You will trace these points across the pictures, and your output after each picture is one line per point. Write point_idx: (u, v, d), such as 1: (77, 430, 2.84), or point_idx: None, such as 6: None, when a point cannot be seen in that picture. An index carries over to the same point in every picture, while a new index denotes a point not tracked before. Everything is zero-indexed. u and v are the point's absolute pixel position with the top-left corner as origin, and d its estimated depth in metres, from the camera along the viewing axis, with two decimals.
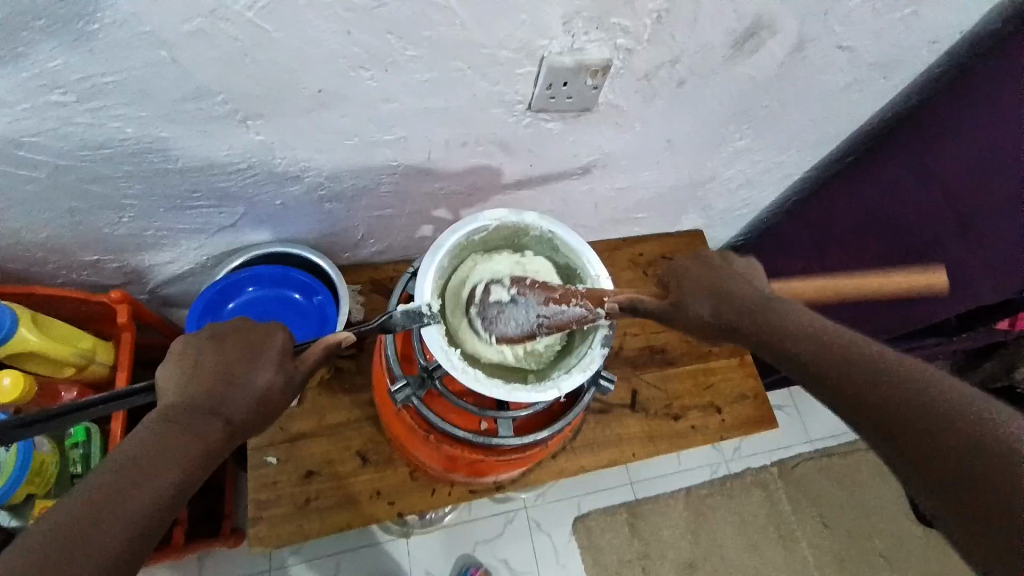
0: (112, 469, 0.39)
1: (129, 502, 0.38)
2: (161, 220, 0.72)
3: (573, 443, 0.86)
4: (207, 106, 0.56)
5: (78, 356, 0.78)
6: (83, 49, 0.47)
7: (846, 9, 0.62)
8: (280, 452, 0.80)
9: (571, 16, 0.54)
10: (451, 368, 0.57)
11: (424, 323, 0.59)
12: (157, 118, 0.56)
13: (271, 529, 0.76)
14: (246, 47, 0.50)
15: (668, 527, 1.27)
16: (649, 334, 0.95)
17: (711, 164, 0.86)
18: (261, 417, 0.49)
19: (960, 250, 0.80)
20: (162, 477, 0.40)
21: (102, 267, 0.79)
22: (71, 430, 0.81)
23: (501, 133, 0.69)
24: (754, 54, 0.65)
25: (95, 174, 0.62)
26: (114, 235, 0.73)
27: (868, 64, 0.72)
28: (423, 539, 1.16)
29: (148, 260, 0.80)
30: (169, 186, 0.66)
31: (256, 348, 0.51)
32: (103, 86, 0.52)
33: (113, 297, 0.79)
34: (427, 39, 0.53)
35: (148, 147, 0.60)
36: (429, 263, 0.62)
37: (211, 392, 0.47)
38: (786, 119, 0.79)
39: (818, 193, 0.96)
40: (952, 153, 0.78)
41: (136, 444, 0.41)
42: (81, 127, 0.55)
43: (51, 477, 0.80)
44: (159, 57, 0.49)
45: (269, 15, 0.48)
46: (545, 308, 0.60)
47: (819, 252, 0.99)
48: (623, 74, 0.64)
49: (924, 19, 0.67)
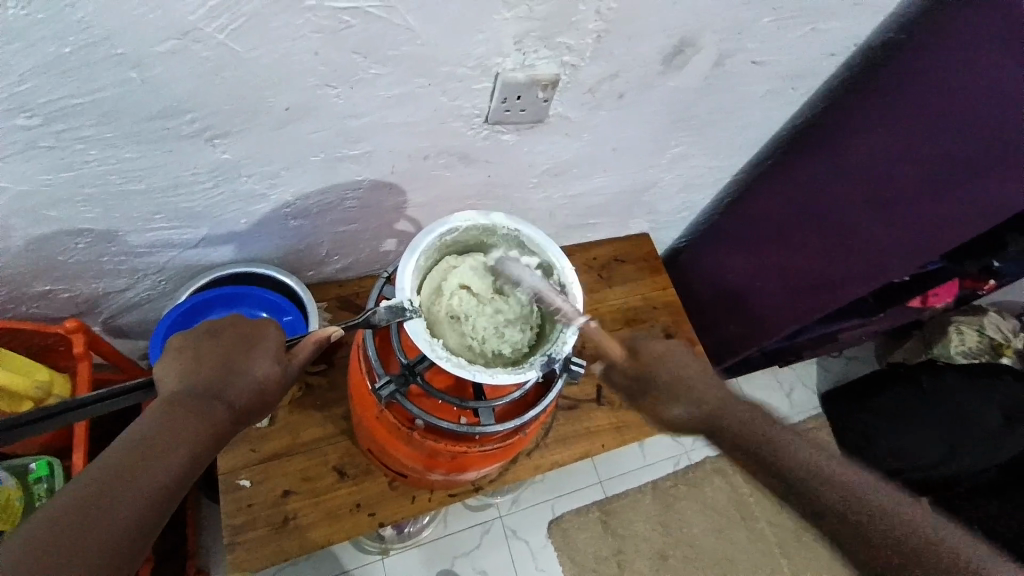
0: (126, 446, 0.43)
1: (127, 494, 0.41)
2: (121, 244, 0.70)
3: (545, 441, 0.89)
4: (176, 125, 0.56)
5: (37, 389, 0.76)
6: (55, 71, 0.48)
7: (757, 28, 0.70)
8: (254, 473, 0.78)
9: (522, 36, 0.58)
10: (434, 356, 0.58)
11: (407, 317, 0.60)
12: (124, 138, 0.56)
13: (249, 554, 0.75)
14: (216, 66, 0.51)
15: (639, 519, 1.31)
16: (608, 331, 1.01)
17: (652, 170, 0.93)
18: (259, 405, 0.52)
19: (878, 229, 0.86)
20: (172, 457, 0.44)
21: (52, 298, 0.75)
22: (33, 464, 0.78)
23: (461, 145, 0.71)
24: (682, 68, 0.72)
25: (53, 198, 0.60)
26: (70, 262, 0.70)
27: (784, 75, 0.81)
28: (401, 557, 1.14)
29: (104, 288, 0.77)
30: (130, 209, 0.65)
31: (252, 340, 0.53)
32: (70, 109, 0.51)
33: (67, 326, 0.75)
34: (392, 58, 0.56)
35: (112, 169, 0.59)
36: (407, 262, 0.62)
37: (214, 379, 0.50)
38: (717, 126, 0.87)
39: (750, 189, 1.05)
40: (859, 142, 0.85)
41: (147, 427, 0.44)
42: (45, 150, 0.54)
43: (18, 513, 0.76)
44: (129, 77, 0.50)
45: (240, 37, 0.49)
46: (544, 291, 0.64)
47: (754, 246, 1.06)
48: (571, 88, 0.68)
49: (826, 35, 0.76)
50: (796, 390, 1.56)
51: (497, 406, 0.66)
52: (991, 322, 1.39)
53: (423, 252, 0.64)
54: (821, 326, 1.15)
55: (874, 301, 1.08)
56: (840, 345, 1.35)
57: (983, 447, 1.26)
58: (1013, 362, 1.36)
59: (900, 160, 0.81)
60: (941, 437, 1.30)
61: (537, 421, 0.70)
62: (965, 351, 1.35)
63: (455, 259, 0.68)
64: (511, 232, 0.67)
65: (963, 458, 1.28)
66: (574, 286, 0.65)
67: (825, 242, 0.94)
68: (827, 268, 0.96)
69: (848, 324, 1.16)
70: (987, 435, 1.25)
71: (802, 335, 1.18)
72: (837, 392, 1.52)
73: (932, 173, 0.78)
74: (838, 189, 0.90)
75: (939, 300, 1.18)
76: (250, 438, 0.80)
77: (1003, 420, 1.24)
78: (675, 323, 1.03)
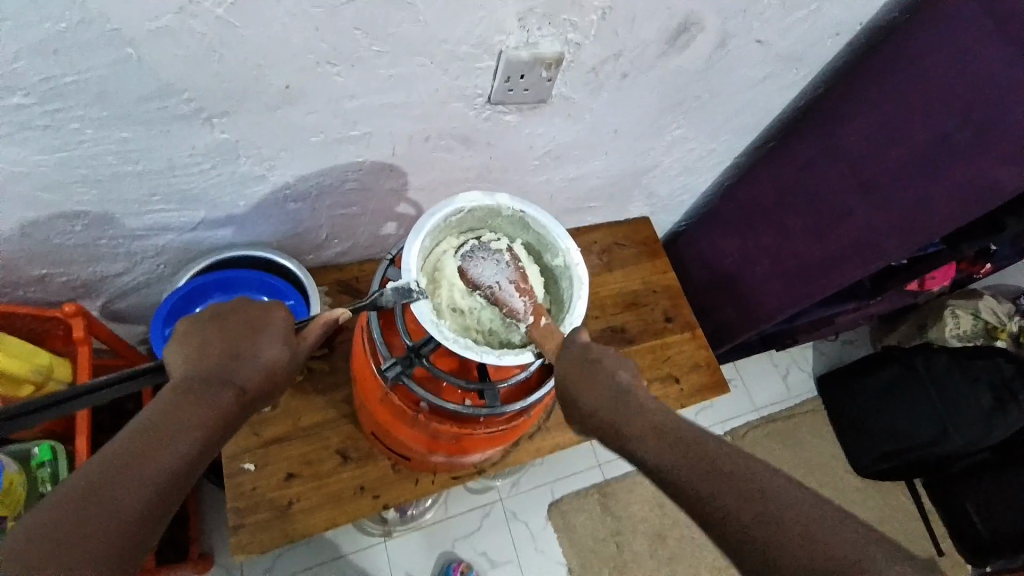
0: (136, 430, 0.43)
1: (132, 485, 0.41)
2: (118, 228, 0.69)
3: (546, 424, 0.90)
4: (172, 105, 0.55)
5: (36, 372, 0.76)
6: (47, 49, 0.47)
7: (760, 8, 0.69)
8: (257, 457, 0.78)
9: (525, 14, 0.57)
10: (440, 337, 0.58)
11: (414, 299, 0.60)
12: (119, 119, 0.55)
13: (253, 536, 0.75)
14: (213, 44, 0.50)
15: (637, 501, 1.33)
16: (608, 315, 1.01)
17: (652, 152, 0.92)
18: (268, 387, 0.52)
19: (869, 213, 0.86)
20: (182, 440, 0.44)
21: (49, 282, 0.75)
22: (36, 449, 0.79)
23: (461, 127, 0.71)
24: (685, 48, 0.71)
25: (49, 181, 0.59)
26: (66, 246, 0.69)
27: (786, 57, 0.80)
28: (402, 540, 1.16)
29: (101, 272, 0.76)
30: (125, 191, 0.64)
31: (258, 325, 0.53)
32: (64, 88, 0.50)
33: (66, 311, 0.75)
34: (393, 35, 0.55)
35: (108, 151, 0.58)
36: (412, 242, 0.62)
37: (222, 363, 0.50)
38: (717, 108, 0.87)
39: (750, 172, 1.05)
40: (858, 126, 0.85)
41: (156, 411, 0.45)
42: (39, 131, 0.53)
43: (20, 499, 0.76)
44: (124, 55, 0.49)
45: (238, 12, 0.48)
46: (509, 282, 0.65)
47: (752, 229, 1.06)
48: (573, 67, 0.67)
49: (829, 16, 0.75)
50: (792, 373, 1.57)
51: (501, 387, 0.66)
52: (986, 305, 1.40)
53: (428, 234, 0.64)
54: (817, 311, 1.15)
55: (870, 284, 1.09)
56: (836, 329, 1.37)
57: (975, 429, 1.28)
58: (1007, 345, 1.38)
59: (896, 142, 0.81)
60: (935, 419, 1.32)
61: (541, 403, 0.71)
62: (959, 335, 1.37)
63: (455, 243, 0.67)
64: (515, 214, 0.67)
65: (952, 440, 1.30)
66: (579, 267, 0.65)
67: (820, 225, 0.94)
68: (820, 252, 0.96)
69: (845, 309, 1.17)
70: (978, 418, 1.28)
71: (799, 320, 1.19)
72: (832, 375, 1.52)
73: (927, 156, 0.78)
74: (835, 172, 0.90)
75: (935, 284, 1.18)
76: (252, 422, 0.80)
77: (994, 404, 1.27)
78: (674, 307, 1.04)
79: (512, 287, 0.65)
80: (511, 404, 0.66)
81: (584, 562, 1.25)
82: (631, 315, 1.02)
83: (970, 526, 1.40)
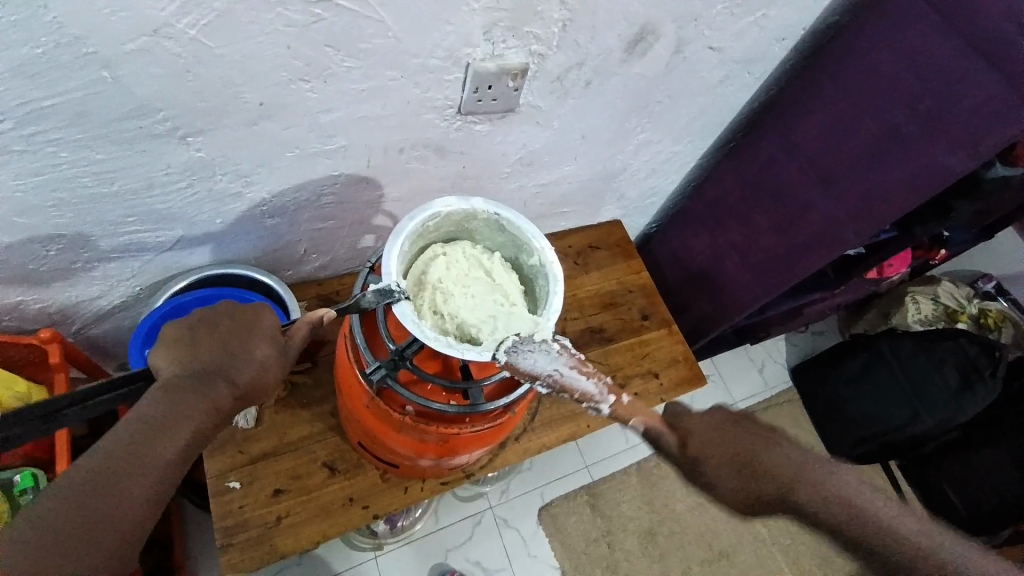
0: (137, 423, 0.49)
1: (138, 472, 0.48)
2: (95, 251, 0.69)
3: (532, 425, 0.92)
4: (148, 124, 0.56)
5: (16, 400, 0.76)
6: (23, 74, 0.47)
7: (711, 16, 0.73)
8: (243, 475, 0.78)
9: (490, 27, 0.60)
10: (424, 338, 0.59)
11: (395, 300, 0.61)
12: (96, 140, 0.55)
13: (242, 554, 0.74)
14: (188, 63, 0.51)
15: (625, 501, 1.34)
16: (587, 315, 1.03)
17: (620, 156, 0.95)
18: (262, 382, 0.56)
19: (831, 204, 0.91)
20: (181, 430, 0.50)
21: (24, 309, 0.73)
22: (18, 476, 0.78)
23: (435, 138, 0.72)
24: (644, 56, 0.75)
25: (23, 204, 0.59)
26: (40, 271, 0.68)
27: (737, 61, 0.84)
28: (395, 554, 1.15)
29: (77, 297, 0.75)
30: (102, 213, 0.64)
31: (247, 326, 0.57)
32: (41, 112, 0.51)
33: (42, 337, 0.75)
34: (364, 51, 0.57)
35: (83, 172, 0.58)
36: (392, 246, 0.63)
37: (214, 361, 0.54)
38: (678, 113, 0.90)
39: (711, 174, 1.09)
40: (809, 123, 0.90)
41: (154, 407, 0.50)
42: (15, 154, 0.53)
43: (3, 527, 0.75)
44: (100, 77, 0.50)
45: (213, 33, 0.50)
46: (537, 362, 0.62)
47: (717, 225, 1.10)
48: (539, 77, 0.70)
49: (775, 20, 0.80)
50: (767, 365, 1.62)
51: (486, 384, 0.66)
52: (945, 290, 1.49)
53: (407, 238, 0.65)
54: (786, 303, 1.19)
55: (834, 275, 1.15)
56: (805, 320, 1.41)
57: (946, 410, 1.32)
58: (968, 326, 1.45)
59: (846, 137, 0.86)
60: (907, 402, 1.36)
61: (525, 400, 0.71)
62: (921, 320, 1.44)
63: (441, 247, 0.70)
64: (492, 217, 0.68)
65: (924, 419, 1.34)
66: (555, 265, 0.67)
67: (782, 219, 0.99)
68: (783, 243, 1.00)
69: (811, 299, 1.21)
70: (948, 396, 1.32)
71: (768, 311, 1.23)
72: (804, 367, 1.57)
73: (876, 147, 0.83)
74: (792, 168, 0.94)
75: (894, 271, 1.24)
76: (236, 439, 0.79)
77: (962, 384, 1.31)
78: (650, 305, 1.06)
79: (574, 372, 0.62)
80: (493, 401, 0.66)
81: (578, 564, 1.25)
82: (609, 315, 1.04)
83: (949, 506, 1.44)
